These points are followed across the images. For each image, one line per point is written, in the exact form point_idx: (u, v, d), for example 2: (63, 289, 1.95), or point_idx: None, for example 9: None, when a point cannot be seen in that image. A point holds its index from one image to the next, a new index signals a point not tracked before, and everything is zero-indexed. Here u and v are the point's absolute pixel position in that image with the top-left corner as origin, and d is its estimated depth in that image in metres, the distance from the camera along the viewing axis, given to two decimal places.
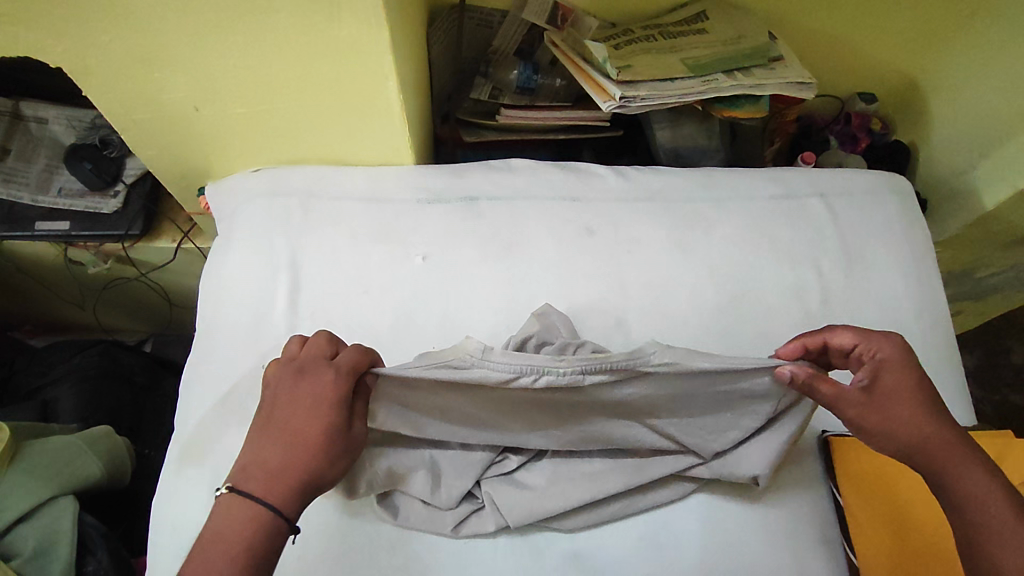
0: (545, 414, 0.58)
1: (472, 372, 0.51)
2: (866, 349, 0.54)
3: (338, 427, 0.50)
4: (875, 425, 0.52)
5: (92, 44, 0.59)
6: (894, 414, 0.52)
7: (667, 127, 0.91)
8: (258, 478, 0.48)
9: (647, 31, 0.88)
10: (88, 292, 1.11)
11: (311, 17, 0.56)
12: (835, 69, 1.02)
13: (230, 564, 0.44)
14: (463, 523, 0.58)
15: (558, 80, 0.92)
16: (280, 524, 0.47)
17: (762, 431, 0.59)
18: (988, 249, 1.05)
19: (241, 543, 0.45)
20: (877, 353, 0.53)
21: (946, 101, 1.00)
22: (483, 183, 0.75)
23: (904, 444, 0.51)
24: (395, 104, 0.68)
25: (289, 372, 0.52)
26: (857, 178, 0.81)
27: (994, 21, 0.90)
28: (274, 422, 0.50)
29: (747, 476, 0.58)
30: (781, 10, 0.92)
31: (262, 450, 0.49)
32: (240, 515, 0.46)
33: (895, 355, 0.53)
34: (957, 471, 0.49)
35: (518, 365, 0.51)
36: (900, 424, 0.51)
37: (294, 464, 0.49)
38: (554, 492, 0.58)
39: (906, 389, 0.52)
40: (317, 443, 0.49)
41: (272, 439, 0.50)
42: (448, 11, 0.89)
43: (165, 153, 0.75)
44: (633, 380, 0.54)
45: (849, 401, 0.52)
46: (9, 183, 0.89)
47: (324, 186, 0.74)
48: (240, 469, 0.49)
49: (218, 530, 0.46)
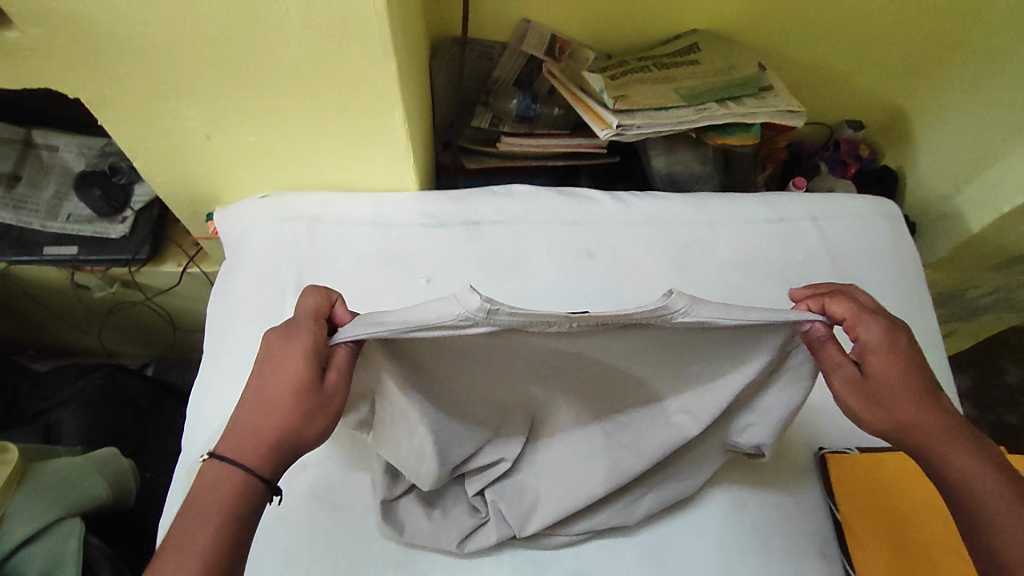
0: (541, 364, 0.53)
1: (471, 328, 0.45)
2: (853, 327, 0.54)
3: (311, 373, 0.49)
4: (857, 408, 0.53)
5: (110, 77, 0.61)
6: (883, 393, 0.52)
7: (663, 155, 0.94)
8: (244, 445, 0.48)
9: (641, 62, 0.92)
10: (94, 318, 1.12)
11: (320, 51, 0.59)
12: (824, 97, 1.06)
13: (209, 528, 0.44)
14: (468, 539, 0.60)
15: (556, 108, 0.95)
16: (259, 486, 0.47)
17: (768, 392, 0.56)
18: (978, 271, 1.07)
19: (222, 506, 0.46)
20: (862, 334, 0.53)
21: (931, 128, 1.04)
22: (485, 208, 0.77)
23: (889, 427, 0.52)
24: (400, 134, 0.70)
25: (274, 332, 0.52)
26: (848, 204, 0.84)
27: (973, 52, 0.94)
28: (258, 384, 0.50)
29: (752, 444, 0.60)
30: (769, 41, 0.96)
31: (241, 413, 0.50)
32: (220, 479, 0.47)
33: (881, 336, 0.53)
34: (951, 460, 0.50)
35: (525, 318, 0.44)
36: (885, 405, 0.52)
37: (272, 423, 0.49)
38: (554, 487, 0.60)
39: (896, 367, 0.52)
40: (287, 403, 0.49)
41: (251, 404, 0.50)
42: (449, 43, 0.92)
43: (175, 179, 0.77)
44: (644, 329, 0.48)
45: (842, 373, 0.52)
46: (18, 209, 0.91)
47: (330, 211, 0.76)
48: (223, 437, 0.49)
49: (198, 495, 0.46)
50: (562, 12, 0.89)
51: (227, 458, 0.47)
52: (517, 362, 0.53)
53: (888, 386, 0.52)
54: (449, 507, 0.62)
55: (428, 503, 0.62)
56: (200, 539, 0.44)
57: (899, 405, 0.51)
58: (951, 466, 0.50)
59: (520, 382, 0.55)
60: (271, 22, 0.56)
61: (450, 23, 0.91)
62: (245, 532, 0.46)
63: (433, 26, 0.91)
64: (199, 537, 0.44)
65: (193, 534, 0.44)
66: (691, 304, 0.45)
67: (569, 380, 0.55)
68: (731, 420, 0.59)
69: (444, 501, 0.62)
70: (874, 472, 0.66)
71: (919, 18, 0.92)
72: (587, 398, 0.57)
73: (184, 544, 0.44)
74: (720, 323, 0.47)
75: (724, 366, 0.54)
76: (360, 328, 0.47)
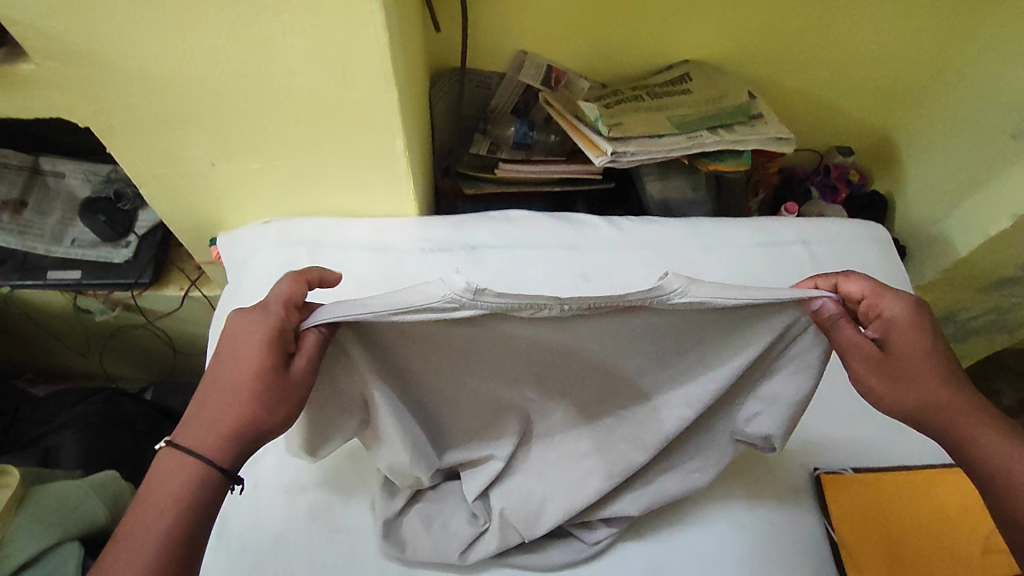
0: (538, 359, 0.53)
1: (458, 312, 0.45)
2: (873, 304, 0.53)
3: (279, 361, 0.48)
4: (880, 388, 0.52)
5: (121, 107, 0.63)
6: (906, 372, 0.51)
7: (657, 180, 0.96)
8: (205, 434, 0.48)
9: (634, 91, 0.94)
10: (95, 341, 1.13)
11: (324, 84, 0.61)
12: (812, 123, 1.09)
13: (166, 520, 0.45)
14: (471, 549, 0.62)
15: (553, 135, 0.97)
16: (218, 476, 0.48)
17: (774, 375, 0.56)
18: (969, 293, 1.09)
19: (178, 497, 0.46)
20: (884, 312, 0.52)
21: (917, 154, 1.06)
22: (483, 233, 0.79)
23: (912, 406, 0.51)
24: (401, 162, 0.72)
25: (241, 318, 0.51)
26: (838, 227, 0.86)
27: (956, 82, 0.97)
28: (221, 373, 0.50)
29: (760, 436, 0.58)
30: (757, 71, 0.99)
31: (207, 400, 0.50)
32: (178, 469, 0.47)
33: (903, 314, 0.52)
34: (976, 441, 0.50)
35: (514, 300, 0.45)
36: (909, 383, 0.51)
37: (236, 414, 0.49)
38: (557, 489, 0.61)
39: (919, 345, 0.51)
40: (252, 393, 0.49)
41: (217, 391, 0.50)
42: (449, 73, 0.95)
43: (180, 206, 0.79)
44: (640, 312, 0.49)
45: (863, 354, 0.51)
46: (23, 233, 0.92)
47: (331, 236, 0.77)
48: (183, 424, 0.49)
49: (154, 485, 0.46)
50: (557, 44, 0.92)
51: (188, 448, 0.47)
52: (512, 361, 0.53)
53: (911, 364, 0.51)
54: (449, 518, 0.64)
55: (428, 516, 0.63)
56: (157, 531, 0.44)
57: (923, 387, 0.51)
58: (978, 446, 0.50)
59: (508, 387, 0.56)
60: (277, 55, 0.58)
61: (449, 54, 0.94)
62: (204, 522, 0.47)
63: (433, 57, 0.94)
64: (158, 528, 0.44)
65: (150, 525, 0.44)
66: (687, 284, 0.46)
67: (565, 375, 0.55)
68: (736, 408, 0.59)
69: (443, 513, 0.64)
70: (865, 491, 0.67)
71: (902, 49, 0.95)
72: (579, 397, 0.58)
73: (139, 535, 0.44)
74: (717, 302, 0.47)
75: (731, 349, 0.54)
76: (341, 311, 0.46)
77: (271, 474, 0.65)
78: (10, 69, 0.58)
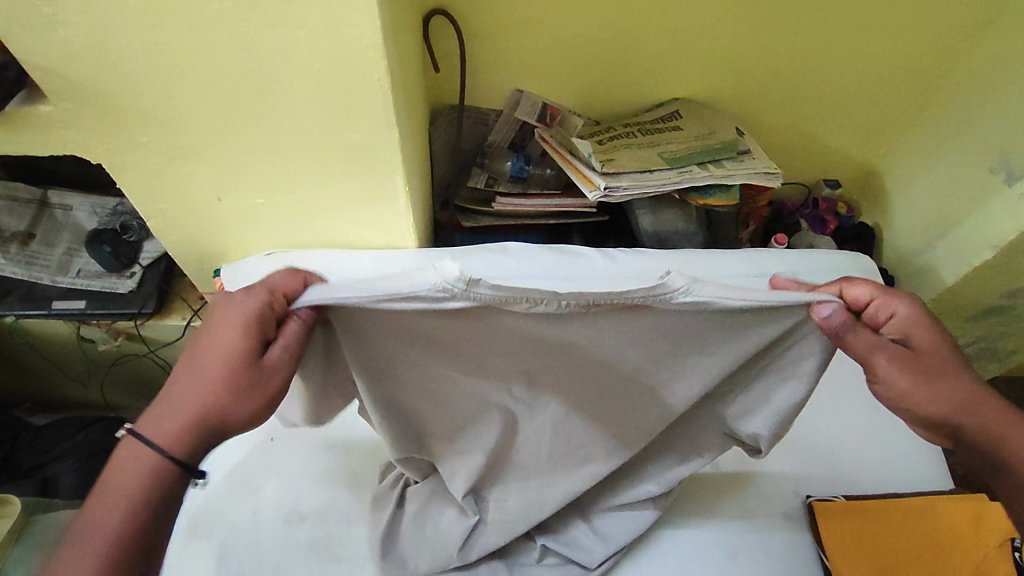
0: (531, 360, 0.54)
1: (449, 302, 0.45)
2: (883, 305, 0.52)
3: (254, 348, 0.47)
4: (913, 391, 0.51)
5: (132, 144, 0.66)
6: (935, 371, 0.51)
7: (649, 212, 0.98)
8: (178, 430, 0.47)
9: (627, 128, 0.98)
10: (96, 370, 1.14)
11: (329, 124, 0.64)
12: (799, 156, 1.13)
13: (117, 517, 0.44)
14: (468, 546, 0.64)
15: (548, 169, 1.01)
16: (178, 471, 0.47)
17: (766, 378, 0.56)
18: (958, 322, 1.11)
19: (132, 493, 0.45)
20: (894, 313, 0.52)
21: (902, 188, 1.10)
22: (481, 264, 0.81)
23: (942, 411, 0.51)
24: (401, 196, 0.74)
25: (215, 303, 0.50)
26: (825, 259, 0.88)
27: (934, 121, 1.01)
28: (191, 363, 0.49)
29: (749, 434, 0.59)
30: (745, 108, 1.03)
31: (177, 387, 0.49)
32: (136, 459, 0.46)
33: (915, 312, 0.52)
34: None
35: (507, 292, 0.45)
36: (938, 382, 0.51)
37: (203, 405, 0.47)
38: (550, 477, 0.64)
39: (936, 343, 0.51)
40: (224, 388, 0.47)
41: (188, 380, 0.48)
42: (448, 110, 0.99)
43: (186, 238, 0.81)
44: (644, 311, 0.48)
45: (886, 358, 0.51)
46: (30, 264, 0.95)
47: (333, 267, 0.79)
48: (148, 410, 0.48)
49: (111, 477, 0.46)
50: (552, 82, 0.96)
51: (157, 445, 0.46)
52: (502, 363, 0.54)
53: (933, 362, 0.51)
54: (440, 517, 0.66)
55: (420, 518, 0.66)
56: (105, 527, 0.44)
57: (953, 387, 0.51)
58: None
59: (498, 390, 0.57)
60: (285, 97, 0.61)
61: (448, 93, 0.98)
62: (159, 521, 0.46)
63: (433, 95, 0.98)
64: (106, 524, 0.44)
65: (99, 520, 0.44)
66: (690, 283, 0.46)
67: (558, 378, 0.56)
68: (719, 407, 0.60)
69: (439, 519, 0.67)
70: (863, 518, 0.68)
71: (883, 88, 0.99)
72: (575, 395, 0.58)
73: (89, 529, 0.44)
74: (724, 303, 0.47)
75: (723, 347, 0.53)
76: (322, 297, 0.46)
77: (274, 502, 0.67)
78: (30, 111, 0.61)
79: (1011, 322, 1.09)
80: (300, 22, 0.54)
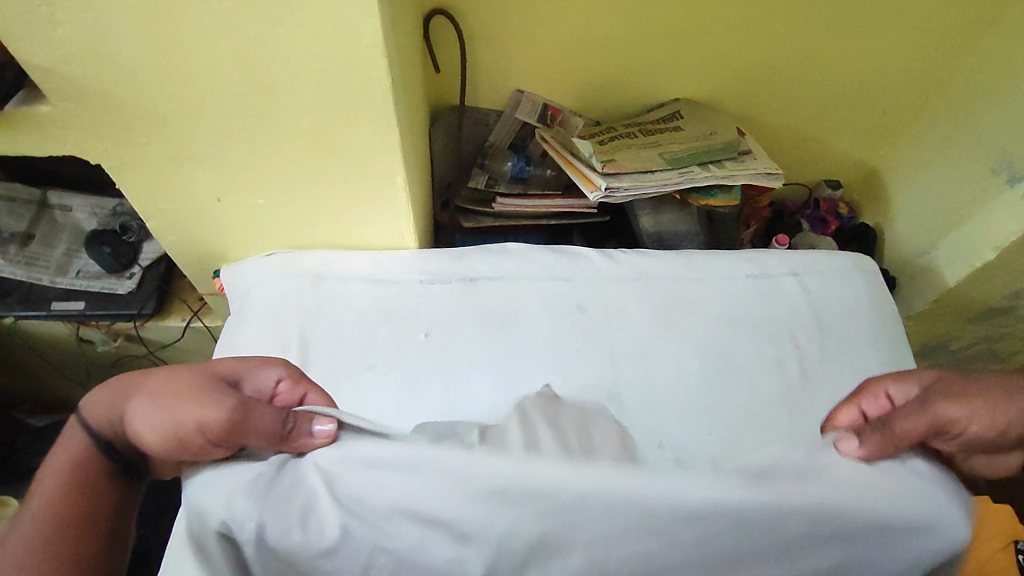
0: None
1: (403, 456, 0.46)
2: (873, 402, 0.60)
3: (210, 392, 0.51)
4: (976, 406, 0.55)
5: (131, 144, 0.66)
6: (966, 388, 0.56)
7: (650, 214, 0.99)
8: (113, 421, 0.54)
9: (628, 129, 0.98)
10: (95, 371, 1.14)
11: (329, 123, 0.64)
12: (800, 157, 1.12)
13: (58, 478, 0.53)
14: None
15: (548, 170, 1.01)
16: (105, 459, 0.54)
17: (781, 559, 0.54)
18: (961, 322, 1.11)
19: (79, 461, 0.54)
20: (888, 392, 0.60)
21: (904, 188, 1.09)
22: (482, 265, 0.80)
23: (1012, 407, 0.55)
24: (401, 196, 0.74)
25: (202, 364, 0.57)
26: (827, 260, 0.87)
27: (936, 121, 1.01)
28: (151, 394, 0.52)
29: None
30: (746, 108, 1.02)
31: (134, 393, 0.54)
32: (83, 439, 0.54)
33: (893, 382, 0.60)
34: None
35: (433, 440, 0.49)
36: (980, 391, 0.56)
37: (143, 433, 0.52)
38: None
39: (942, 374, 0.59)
40: (163, 439, 0.51)
41: (144, 403, 0.52)
42: (449, 111, 0.98)
43: (185, 239, 0.81)
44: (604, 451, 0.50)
45: (933, 404, 0.55)
46: (30, 265, 0.94)
47: (334, 268, 0.79)
48: (106, 387, 0.56)
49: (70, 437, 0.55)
50: (553, 82, 0.96)
51: (93, 425, 0.54)
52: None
53: (964, 384, 0.57)
54: None
55: None
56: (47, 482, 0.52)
57: (993, 386, 0.56)
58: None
59: None
60: (284, 96, 0.60)
61: (449, 93, 0.97)
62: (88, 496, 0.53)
63: (433, 95, 0.97)
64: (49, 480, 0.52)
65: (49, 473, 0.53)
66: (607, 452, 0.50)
67: None
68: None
69: None
70: None
71: (884, 88, 0.99)
72: None
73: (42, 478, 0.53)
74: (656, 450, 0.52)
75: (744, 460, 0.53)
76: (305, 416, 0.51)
77: None
78: (28, 110, 0.61)
79: (1013, 323, 1.09)
80: (299, 21, 0.53)
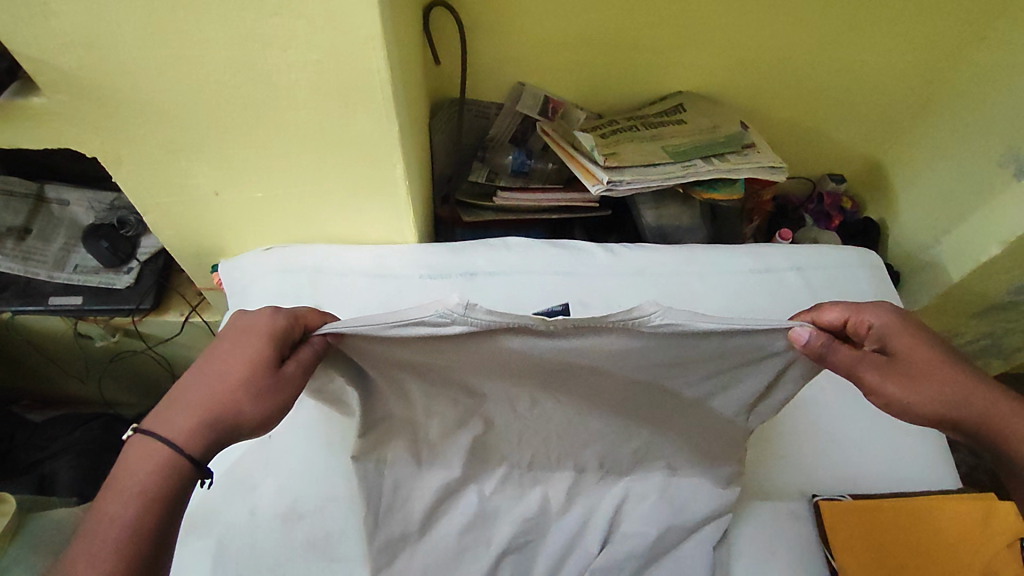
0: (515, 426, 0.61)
1: (450, 328, 0.48)
2: (857, 320, 0.55)
3: (271, 361, 0.51)
4: (908, 394, 0.52)
5: (128, 138, 0.65)
6: (919, 371, 0.52)
7: (653, 207, 0.98)
8: (203, 429, 0.48)
9: (630, 122, 0.97)
10: (94, 366, 1.14)
11: (328, 117, 0.63)
12: (804, 150, 1.11)
13: (132, 509, 0.44)
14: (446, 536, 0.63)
15: (550, 164, 0.99)
16: (189, 466, 0.47)
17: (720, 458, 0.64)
18: (964, 318, 1.11)
19: (148, 485, 0.45)
20: (870, 325, 0.55)
21: (908, 182, 1.08)
22: (482, 260, 0.80)
23: (937, 411, 0.52)
24: (402, 190, 0.73)
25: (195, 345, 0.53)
26: (833, 254, 0.86)
27: (942, 115, 1.00)
28: (209, 370, 0.51)
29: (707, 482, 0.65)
30: (749, 101, 1.01)
31: (195, 384, 0.50)
32: (150, 455, 0.46)
33: (888, 320, 0.54)
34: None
35: (503, 318, 0.47)
36: (923, 382, 0.52)
37: (226, 402, 0.49)
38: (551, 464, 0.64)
39: (917, 343, 0.53)
40: (245, 392, 0.50)
41: (207, 383, 0.50)
42: (448, 103, 0.97)
43: (184, 233, 0.80)
44: (614, 335, 0.50)
45: (876, 366, 0.53)
46: (26, 260, 0.93)
47: (333, 262, 0.78)
48: (159, 407, 0.49)
49: (126, 469, 0.46)
50: (555, 75, 0.95)
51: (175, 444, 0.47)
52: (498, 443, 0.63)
53: (917, 364, 0.53)
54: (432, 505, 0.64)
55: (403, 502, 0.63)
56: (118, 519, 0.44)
57: (952, 394, 0.52)
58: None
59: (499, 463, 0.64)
60: (283, 88, 0.60)
61: (449, 86, 0.96)
62: (175, 514, 0.46)
63: (433, 88, 0.96)
64: (118, 517, 0.44)
65: (112, 514, 0.44)
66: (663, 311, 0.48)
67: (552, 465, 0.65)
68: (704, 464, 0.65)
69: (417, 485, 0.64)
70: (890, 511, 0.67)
71: (891, 81, 0.98)
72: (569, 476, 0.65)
73: (106, 526, 0.43)
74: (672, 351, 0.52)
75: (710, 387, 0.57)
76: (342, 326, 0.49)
77: (272, 499, 0.64)
78: (23, 103, 0.60)
79: (1016, 318, 1.08)
80: (297, 12, 0.52)
